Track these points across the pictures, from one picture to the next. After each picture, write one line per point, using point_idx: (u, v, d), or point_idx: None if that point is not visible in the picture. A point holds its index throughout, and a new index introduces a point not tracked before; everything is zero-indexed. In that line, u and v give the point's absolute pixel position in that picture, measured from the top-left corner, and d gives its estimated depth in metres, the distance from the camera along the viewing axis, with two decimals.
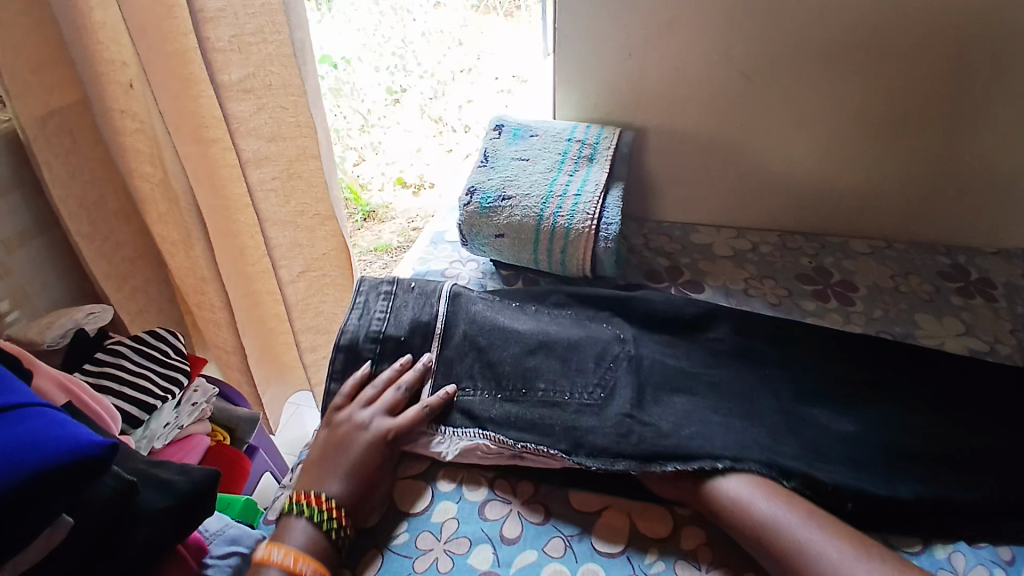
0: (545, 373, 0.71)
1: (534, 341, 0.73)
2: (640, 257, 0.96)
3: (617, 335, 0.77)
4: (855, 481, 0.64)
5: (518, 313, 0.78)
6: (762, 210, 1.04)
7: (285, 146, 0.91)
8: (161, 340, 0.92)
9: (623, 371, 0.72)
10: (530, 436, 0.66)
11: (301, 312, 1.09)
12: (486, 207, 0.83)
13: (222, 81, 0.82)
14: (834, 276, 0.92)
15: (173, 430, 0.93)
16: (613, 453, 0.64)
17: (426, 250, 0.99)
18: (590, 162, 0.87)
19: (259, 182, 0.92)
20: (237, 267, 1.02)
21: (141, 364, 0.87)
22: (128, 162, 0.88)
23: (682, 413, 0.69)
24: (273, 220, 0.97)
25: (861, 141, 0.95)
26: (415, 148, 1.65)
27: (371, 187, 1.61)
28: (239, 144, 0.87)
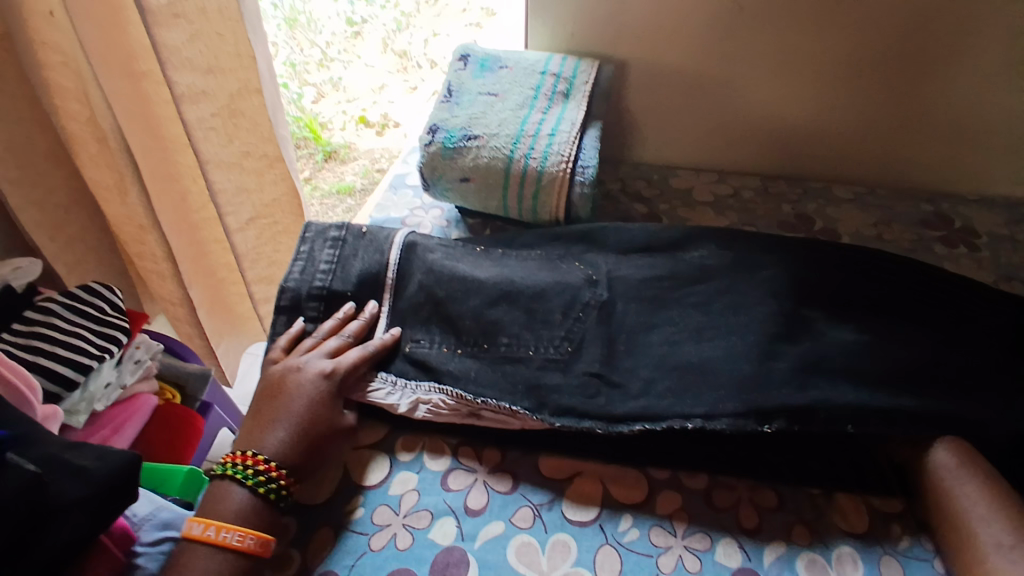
0: (509, 327, 0.66)
1: (497, 291, 0.68)
2: (616, 203, 0.90)
3: (589, 277, 0.70)
4: (857, 399, 0.58)
5: (480, 259, 0.73)
6: (745, 154, 0.98)
7: (224, 80, 0.81)
8: (97, 296, 0.82)
9: (591, 322, 0.67)
10: (489, 392, 0.61)
11: (252, 262, 1.02)
12: (450, 147, 0.75)
13: (148, 5, 0.70)
14: (816, 224, 0.88)
15: (115, 392, 0.83)
16: (578, 411, 0.61)
17: (384, 197, 0.91)
18: (565, 99, 0.79)
19: (196, 120, 0.81)
20: (179, 214, 0.91)
21: (74, 323, 0.77)
22: (52, 99, 0.77)
23: (656, 362, 0.64)
24: (215, 161, 0.86)
25: (853, 83, 0.89)
26: (376, 86, 1.52)
27: (332, 125, 1.46)
28: (172, 78, 0.76)
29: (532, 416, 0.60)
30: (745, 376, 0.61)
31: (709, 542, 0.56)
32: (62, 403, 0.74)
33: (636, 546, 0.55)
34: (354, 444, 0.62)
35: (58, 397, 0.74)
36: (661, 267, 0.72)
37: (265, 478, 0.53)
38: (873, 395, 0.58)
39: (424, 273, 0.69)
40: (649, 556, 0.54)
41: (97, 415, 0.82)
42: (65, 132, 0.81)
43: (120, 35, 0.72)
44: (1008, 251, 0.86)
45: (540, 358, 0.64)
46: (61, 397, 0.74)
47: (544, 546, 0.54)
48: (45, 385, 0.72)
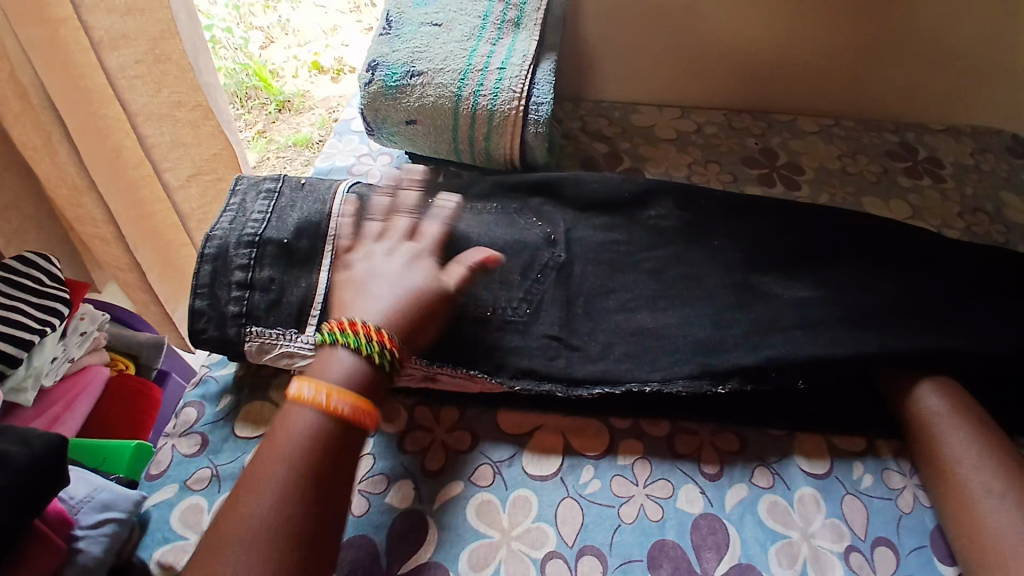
0: (465, 287, 0.62)
1: (452, 247, 0.64)
2: (576, 143, 0.85)
3: (548, 236, 0.68)
4: (816, 354, 0.58)
5: (432, 209, 0.68)
6: (709, 87, 0.94)
7: (143, 21, 0.73)
8: (33, 267, 0.80)
9: (550, 283, 0.65)
10: (446, 355, 0.58)
11: (200, 221, 0.96)
12: (392, 86, 0.69)
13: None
14: (780, 159, 0.85)
15: (64, 365, 0.83)
16: (538, 375, 0.59)
17: (328, 144, 0.84)
18: (516, 29, 0.72)
19: (119, 68, 0.75)
20: (113, 171, 0.84)
21: (12, 297, 0.75)
22: None
23: (616, 326, 0.63)
24: (144, 113, 0.80)
25: (817, 8, 0.84)
26: (329, 28, 1.41)
27: (283, 73, 1.36)
28: (88, 20, 0.70)
29: (491, 379, 0.58)
30: (701, 339, 0.61)
31: (671, 490, 0.55)
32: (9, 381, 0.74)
33: (599, 497, 0.54)
34: None
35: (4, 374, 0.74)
36: (616, 231, 0.70)
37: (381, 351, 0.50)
38: (832, 347, 0.58)
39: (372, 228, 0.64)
40: (613, 507, 0.54)
41: (47, 390, 0.82)
42: None
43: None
44: (972, 182, 0.85)
45: (498, 321, 0.61)
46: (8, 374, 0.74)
47: (505, 504, 0.53)
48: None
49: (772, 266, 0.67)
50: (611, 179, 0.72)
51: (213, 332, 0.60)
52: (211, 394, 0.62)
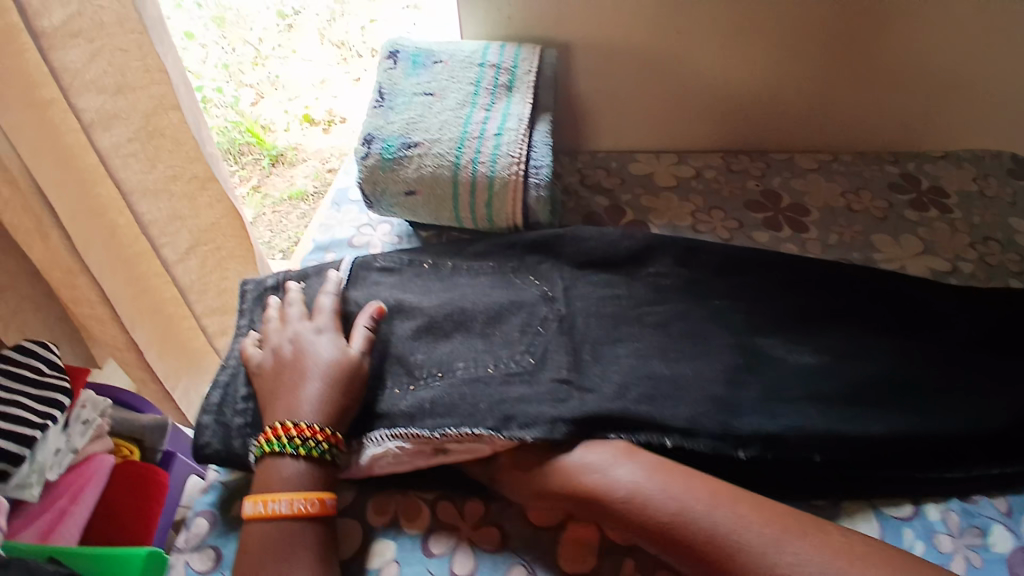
0: (464, 355, 0.61)
1: (445, 315, 0.64)
2: (577, 197, 0.84)
3: (544, 292, 0.67)
4: (824, 427, 0.58)
5: (427, 290, 0.68)
6: (704, 131, 0.94)
7: (135, 99, 0.71)
8: (32, 355, 0.75)
9: (551, 334, 0.63)
10: (450, 419, 0.56)
11: (200, 293, 0.92)
12: (389, 158, 0.68)
13: (41, 28, 0.61)
14: (783, 200, 0.84)
15: (68, 456, 0.75)
16: (548, 420, 0.56)
17: (327, 215, 0.83)
18: (509, 92, 0.72)
19: (113, 147, 0.72)
20: (110, 252, 0.79)
21: (10, 390, 0.70)
22: None
23: (627, 369, 0.61)
24: (138, 189, 0.77)
25: (806, 48, 0.85)
26: (318, 80, 1.43)
27: (275, 127, 1.38)
28: (75, 103, 0.67)
29: (499, 435, 0.55)
30: (718, 398, 0.59)
31: None
32: (10, 479, 0.68)
33: None
34: None
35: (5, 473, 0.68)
36: (619, 286, 0.68)
37: (312, 444, 0.53)
38: (846, 424, 0.59)
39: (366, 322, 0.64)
40: None
41: (50, 484, 0.74)
42: None
43: (16, 63, 0.61)
44: (979, 210, 0.84)
45: (500, 373, 0.60)
46: (8, 473, 0.68)
47: None
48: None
49: (777, 329, 0.66)
50: (608, 232, 0.71)
51: (217, 446, 0.58)
52: (217, 502, 0.59)
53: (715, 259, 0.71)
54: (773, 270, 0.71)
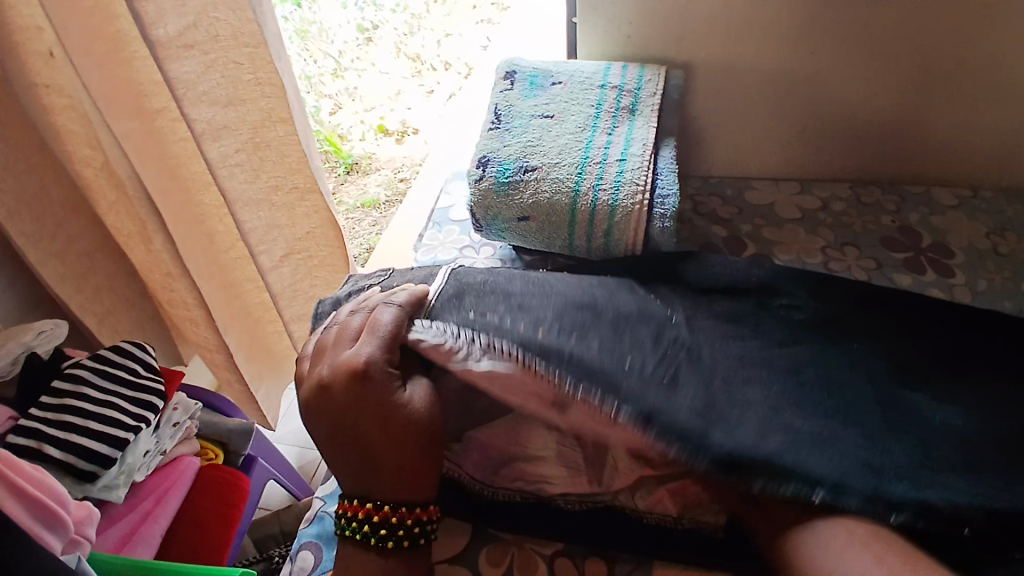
0: (600, 333, 0.56)
1: (579, 299, 0.60)
2: (690, 226, 0.81)
3: (670, 314, 0.61)
4: (946, 504, 0.47)
5: (543, 273, 0.64)
6: (825, 157, 0.87)
7: (246, 111, 0.70)
8: (127, 357, 0.72)
9: (688, 357, 0.57)
10: (590, 382, 0.52)
11: (290, 300, 0.91)
12: (505, 182, 0.66)
13: (155, 37, 0.61)
14: (924, 238, 0.77)
15: (156, 459, 0.74)
16: (697, 440, 0.49)
17: (430, 234, 0.83)
18: (631, 116, 0.71)
19: (220, 157, 0.71)
20: (206, 257, 0.79)
21: (107, 391, 0.68)
22: (63, 145, 0.67)
23: (762, 416, 0.53)
24: (242, 200, 0.76)
25: (951, 74, 0.77)
26: (393, 92, 1.44)
27: (351, 136, 1.38)
28: (189, 114, 0.67)
29: (637, 428, 0.50)
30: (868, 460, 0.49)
31: None
32: (99, 480, 0.65)
33: None
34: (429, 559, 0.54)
35: (94, 475, 0.64)
36: (746, 323, 0.61)
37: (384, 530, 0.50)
38: (979, 502, 0.47)
39: (468, 283, 0.60)
40: None
41: (136, 484, 0.73)
42: (81, 180, 0.71)
43: (128, 73, 0.62)
44: None
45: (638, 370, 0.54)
46: (97, 475, 0.65)
47: None
48: (80, 465, 0.63)
49: (925, 380, 0.56)
50: (736, 263, 0.66)
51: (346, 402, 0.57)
52: (322, 532, 0.60)
53: (852, 297, 0.64)
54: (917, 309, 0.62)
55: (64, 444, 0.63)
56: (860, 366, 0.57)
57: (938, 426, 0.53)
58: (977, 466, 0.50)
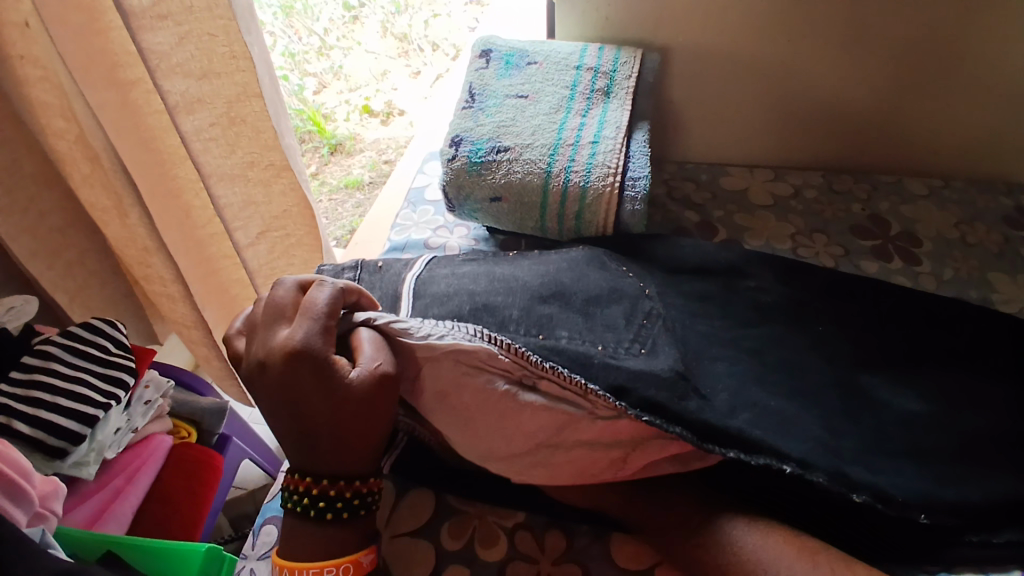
0: (568, 319, 0.56)
1: (546, 288, 0.59)
2: (664, 211, 0.82)
3: (643, 287, 0.62)
4: (922, 486, 0.49)
5: (517, 266, 0.64)
6: (802, 146, 0.88)
7: (221, 84, 0.68)
8: (98, 334, 0.71)
9: (658, 329, 0.58)
10: (557, 360, 0.51)
11: (265, 279, 0.88)
12: (478, 162, 0.66)
13: (128, 6, 0.58)
14: (893, 227, 0.78)
15: (127, 437, 0.73)
16: (668, 412, 0.49)
17: (403, 214, 0.82)
18: (606, 98, 0.71)
19: (194, 131, 0.70)
20: (182, 231, 0.78)
21: (77, 367, 0.67)
22: (35, 117, 0.67)
23: (731, 390, 0.54)
24: (216, 175, 0.74)
25: (926, 64, 0.78)
26: (378, 72, 1.39)
27: (335, 116, 1.36)
28: (162, 85, 0.64)
29: (611, 399, 0.50)
30: (823, 440, 0.51)
31: None
32: (68, 457, 0.65)
33: None
34: (392, 531, 0.54)
35: (63, 451, 0.64)
36: (711, 301, 0.62)
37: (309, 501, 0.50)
38: (947, 485, 0.49)
39: (433, 292, 0.59)
40: None
41: (108, 461, 0.73)
42: (54, 153, 0.70)
43: (103, 43, 0.61)
44: None
45: (610, 354, 0.54)
46: (66, 452, 0.64)
47: None
48: (48, 441, 0.62)
49: (883, 366, 0.57)
50: (705, 246, 0.67)
51: None
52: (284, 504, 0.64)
53: (819, 285, 0.64)
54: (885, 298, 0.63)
55: (33, 420, 0.62)
56: (833, 345, 0.59)
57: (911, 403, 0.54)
58: (944, 440, 0.52)
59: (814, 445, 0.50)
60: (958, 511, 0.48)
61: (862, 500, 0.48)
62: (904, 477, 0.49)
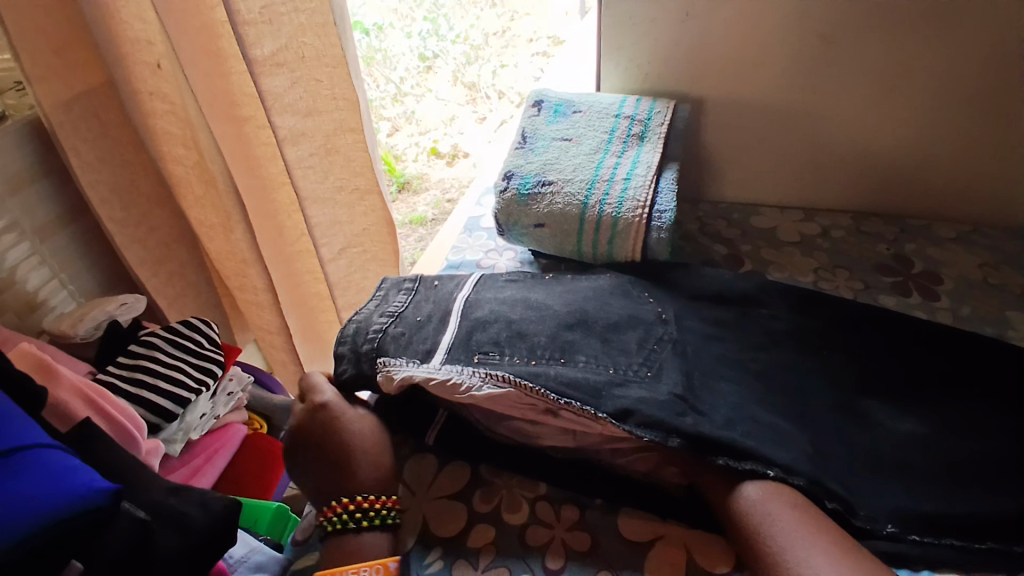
0: (586, 347, 0.66)
1: (571, 316, 0.69)
2: (696, 244, 0.90)
3: (660, 313, 0.70)
4: (896, 500, 0.54)
5: (548, 288, 0.75)
6: (833, 190, 0.94)
7: (321, 121, 0.82)
8: (195, 330, 0.81)
9: (668, 353, 0.66)
10: (573, 394, 0.61)
11: (343, 288, 1.00)
12: (525, 194, 0.78)
13: (254, 57, 0.72)
14: (916, 266, 0.83)
15: (210, 422, 0.79)
16: (667, 427, 0.57)
17: (460, 238, 0.95)
18: (640, 142, 0.81)
19: (297, 159, 0.83)
20: (275, 246, 0.92)
21: (175, 356, 0.76)
22: (159, 145, 0.83)
23: (731, 405, 0.61)
24: (312, 197, 0.87)
25: (952, 112, 0.83)
26: (449, 118, 1.59)
27: (405, 158, 1.53)
28: (275, 121, 0.78)
29: (616, 425, 0.59)
30: (810, 456, 0.56)
31: None
32: (160, 432, 0.73)
33: None
34: (433, 493, 0.64)
35: (157, 426, 0.72)
36: (725, 326, 0.70)
37: (383, 510, 0.59)
38: (923, 498, 0.54)
39: (477, 315, 0.70)
40: None
41: (191, 443, 0.78)
42: (171, 177, 0.86)
43: (224, 82, 0.76)
44: None
45: (620, 376, 0.63)
46: (159, 428, 0.72)
47: None
48: (146, 417, 0.70)
49: (884, 391, 0.63)
50: (726, 275, 0.74)
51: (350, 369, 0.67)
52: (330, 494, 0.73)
53: (833, 313, 0.70)
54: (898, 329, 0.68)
55: (135, 398, 0.70)
56: (835, 369, 0.65)
57: (905, 422, 0.60)
58: (929, 455, 0.57)
59: (798, 452, 0.56)
60: (931, 521, 0.53)
61: (826, 510, 0.53)
62: (883, 496, 0.55)
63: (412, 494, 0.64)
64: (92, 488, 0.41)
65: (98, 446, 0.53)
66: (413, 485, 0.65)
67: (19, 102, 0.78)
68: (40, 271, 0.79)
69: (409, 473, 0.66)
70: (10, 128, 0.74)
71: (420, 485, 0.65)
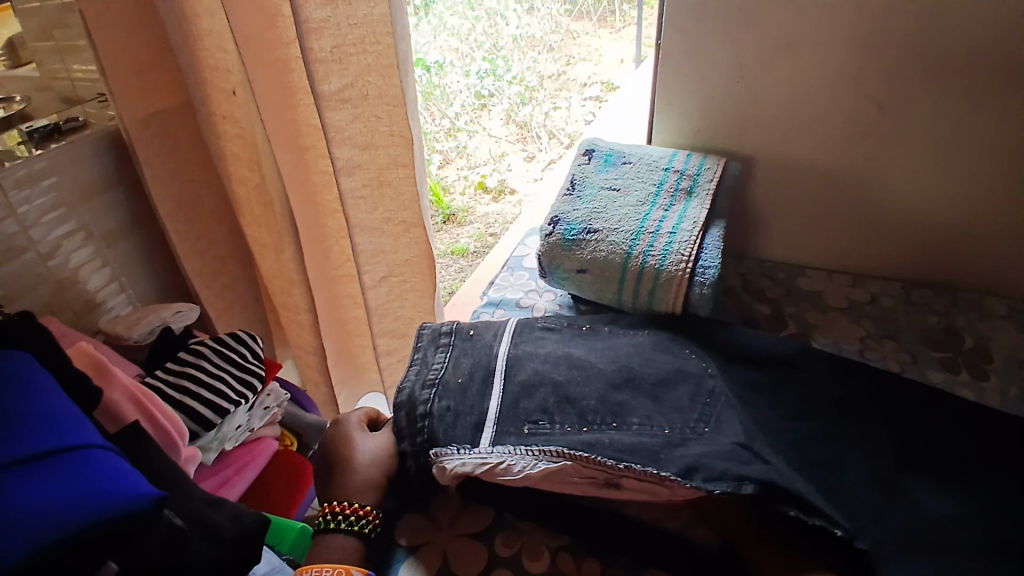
0: (637, 409, 0.65)
1: (618, 377, 0.68)
2: (738, 299, 0.90)
3: (706, 366, 0.70)
4: None
5: (593, 345, 0.74)
6: (881, 256, 0.93)
7: (377, 154, 0.85)
8: (241, 343, 0.82)
9: (721, 407, 0.65)
10: (631, 458, 0.59)
11: (381, 316, 1.02)
12: (570, 239, 0.80)
13: (322, 92, 0.76)
14: (968, 342, 0.81)
15: (244, 434, 0.79)
16: (735, 475, 0.56)
17: (502, 277, 0.97)
18: (688, 197, 0.82)
19: (350, 190, 0.86)
20: (322, 270, 0.96)
21: (219, 366, 0.78)
22: (227, 165, 0.89)
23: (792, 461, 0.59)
24: (361, 226, 0.90)
25: (1010, 186, 0.81)
26: (498, 153, 1.64)
27: (453, 190, 1.56)
28: (334, 152, 0.82)
29: (683, 483, 0.56)
30: None
31: None
32: (196, 440, 0.74)
33: None
34: (455, 530, 0.64)
35: (195, 434, 0.73)
36: (765, 391, 0.68)
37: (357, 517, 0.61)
38: None
39: (521, 379, 0.68)
40: None
41: (224, 452, 0.78)
42: (234, 196, 0.91)
43: (292, 115, 0.81)
44: None
45: (677, 435, 0.62)
46: (197, 435, 0.74)
47: None
48: (186, 423, 0.73)
49: (928, 473, 0.60)
50: (764, 337, 0.73)
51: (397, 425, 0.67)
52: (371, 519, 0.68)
53: (874, 386, 0.68)
54: (941, 409, 0.65)
55: (179, 404, 0.73)
56: (878, 442, 0.63)
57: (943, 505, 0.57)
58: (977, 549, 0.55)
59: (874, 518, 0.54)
60: None
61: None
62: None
63: (433, 528, 0.65)
64: (138, 492, 0.44)
65: (145, 449, 0.56)
66: (435, 520, 0.65)
67: (100, 113, 0.84)
68: (101, 273, 0.84)
69: (434, 505, 0.67)
70: (91, 137, 0.80)
71: (443, 520, 0.65)
